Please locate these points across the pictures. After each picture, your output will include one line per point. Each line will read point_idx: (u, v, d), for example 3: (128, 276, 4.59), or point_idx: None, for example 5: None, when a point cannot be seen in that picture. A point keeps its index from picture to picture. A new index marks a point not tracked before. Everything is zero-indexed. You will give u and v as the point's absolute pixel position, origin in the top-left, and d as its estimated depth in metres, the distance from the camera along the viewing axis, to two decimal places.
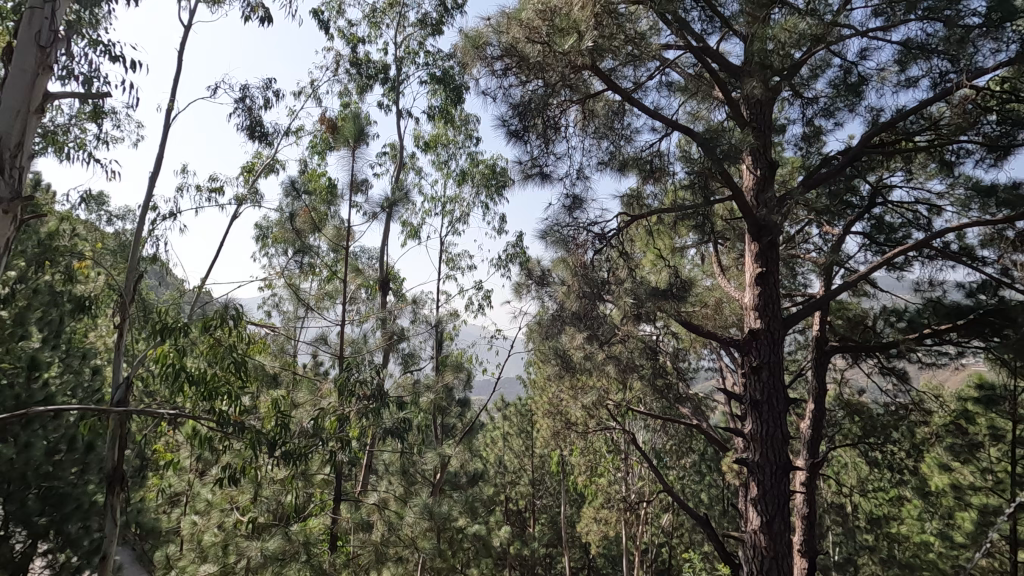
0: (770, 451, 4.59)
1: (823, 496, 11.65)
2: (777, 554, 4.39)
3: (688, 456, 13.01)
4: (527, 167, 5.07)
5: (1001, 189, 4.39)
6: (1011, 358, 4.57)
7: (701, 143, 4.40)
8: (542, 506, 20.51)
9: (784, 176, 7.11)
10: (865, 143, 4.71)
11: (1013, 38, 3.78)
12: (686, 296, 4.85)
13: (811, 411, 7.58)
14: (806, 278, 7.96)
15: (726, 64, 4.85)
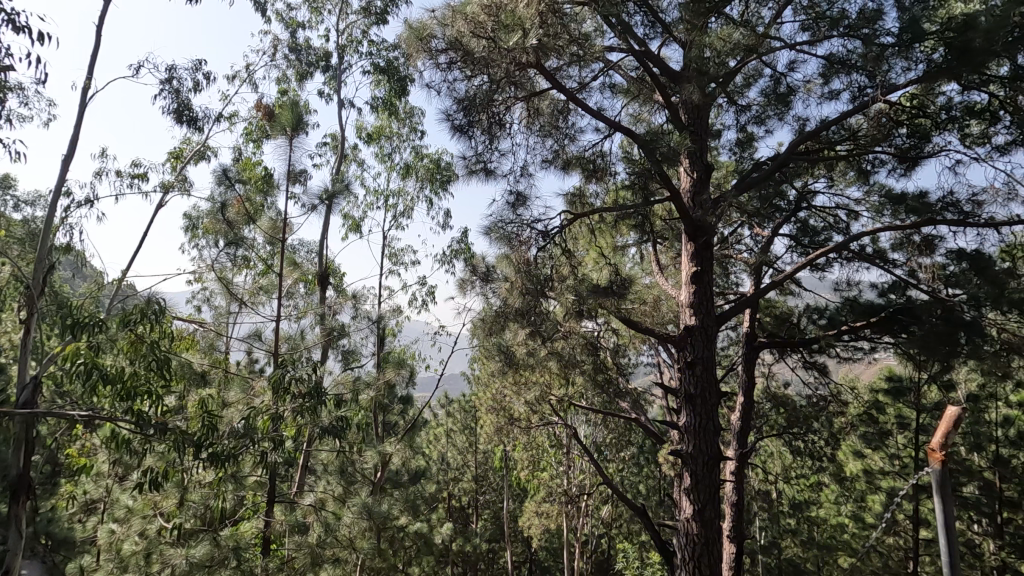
0: (703, 443, 4.80)
1: (752, 484, 12.29)
2: (707, 541, 4.61)
3: (628, 449, 13.39)
4: (471, 163, 5.06)
5: (910, 197, 4.70)
6: (916, 352, 4.97)
7: (641, 144, 4.53)
8: (485, 502, 20.55)
9: (719, 179, 7.43)
10: (792, 150, 4.99)
11: (920, 58, 4.11)
12: (626, 293, 4.98)
13: (741, 404, 7.96)
14: (738, 277, 8.37)
15: (667, 69, 4.98)
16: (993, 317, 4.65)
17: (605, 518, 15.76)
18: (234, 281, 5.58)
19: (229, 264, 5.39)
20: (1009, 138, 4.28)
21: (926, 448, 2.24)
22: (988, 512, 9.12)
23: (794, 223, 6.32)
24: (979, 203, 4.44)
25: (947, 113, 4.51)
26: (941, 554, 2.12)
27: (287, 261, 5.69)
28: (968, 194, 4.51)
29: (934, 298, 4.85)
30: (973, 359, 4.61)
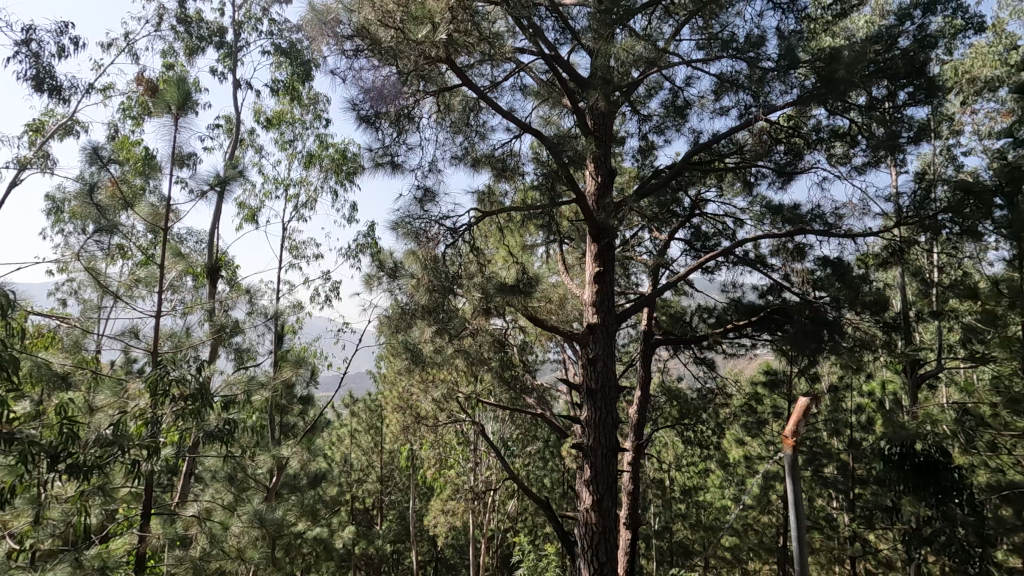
0: (602, 435, 5.02)
1: (647, 473, 13.01)
2: (605, 529, 4.83)
3: (534, 444, 13.66)
4: (379, 155, 4.92)
5: (786, 208, 5.23)
6: (789, 348, 5.52)
7: (548, 146, 4.64)
8: (390, 502, 20.08)
9: (622, 184, 7.78)
10: (687, 160, 5.36)
11: (795, 83, 4.54)
12: (532, 292, 5.07)
13: (639, 398, 8.38)
14: (638, 278, 8.85)
15: (575, 74, 5.14)
16: (849, 317, 5.27)
17: (511, 512, 16.00)
18: (106, 271, 5.00)
19: (100, 253, 4.84)
20: (865, 159, 4.87)
21: (782, 436, 2.50)
22: (842, 489, 10.33)
23: (688, 228, 6.79)
24: (841, 216, 5.01)
25: (817, 134, 5.04)
26: (794, 532, 2.35)
27: (169, 251, 5.20)
28: (832, 208, 5.07)
29: (803, 299, 5.42)
30: (833, 353, 5.21)
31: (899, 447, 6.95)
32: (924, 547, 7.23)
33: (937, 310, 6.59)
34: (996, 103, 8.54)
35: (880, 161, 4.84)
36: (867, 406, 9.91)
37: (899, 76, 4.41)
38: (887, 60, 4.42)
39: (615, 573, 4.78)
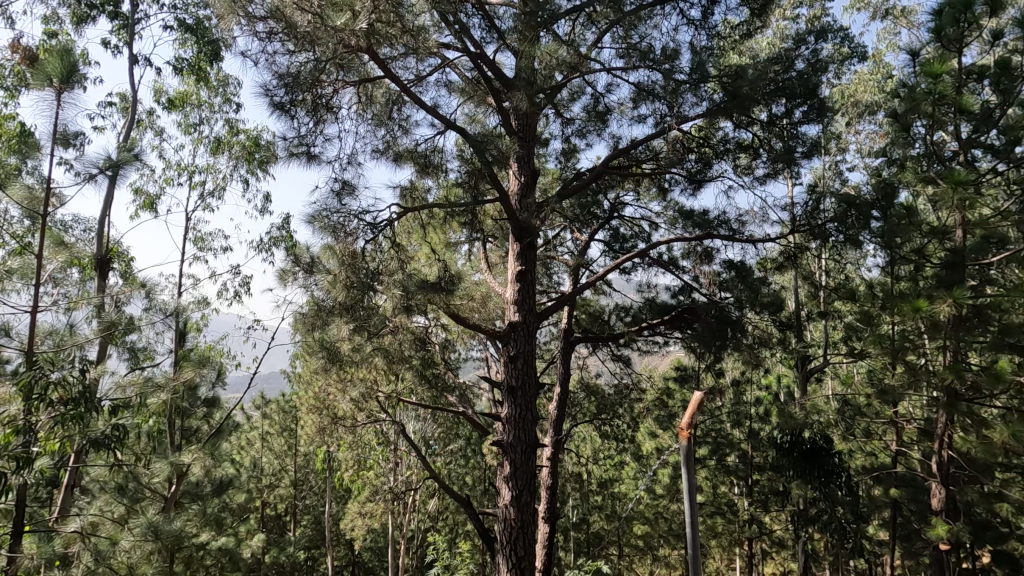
0: (521, 432, 5.09)
1: (566, 467, 13.35)
2: (522, 524, 4.91)
3: (456, 442, 13.59)
4: (293, 144, 4.70)
5: (696, 214, 5.55)
6: (698, 345, 5.86)
7: (472, 145, 4.63)
8: (304, 507, 19.23)
9: (545, 184, 7.93)
10: (606, 164, 5.55)
11: (706, 96, 4.81)
12: (454, 290, 5.04)
13: (559, 394, 8.56)
14: (559, 276, 9.07)
15: (500, 73, 5.17)
16: (749, 316, 5.71)
17: (432, 512, 15.85)
18: None
19: None
20: (766, 170, 5.26)
21: (679, 428, 2.58)
22: (742, 476, 11.12)
23: (607, 229, 7.05)
24: (744, 222, 5.39)
25: (724, 145, 5.39)
26: (689, 530, 2.33)
27: (49, 240, 4.67)
28: (736, 215, 5.45)
29: (710, 300, 5.77)
30: (733, 349, 5.63)
31: (791, 436, 7.38)
32: (811, 527, 7.94)
33: (824, 311, 7.24)
34: (875, 125, 9.53)
35: (779, 173, 5.25)
36: (765, 398, 10.74)
37: (796, 95, 4.81)
38: (785, 80, 4.80)
39: (532, 567, 4.87)
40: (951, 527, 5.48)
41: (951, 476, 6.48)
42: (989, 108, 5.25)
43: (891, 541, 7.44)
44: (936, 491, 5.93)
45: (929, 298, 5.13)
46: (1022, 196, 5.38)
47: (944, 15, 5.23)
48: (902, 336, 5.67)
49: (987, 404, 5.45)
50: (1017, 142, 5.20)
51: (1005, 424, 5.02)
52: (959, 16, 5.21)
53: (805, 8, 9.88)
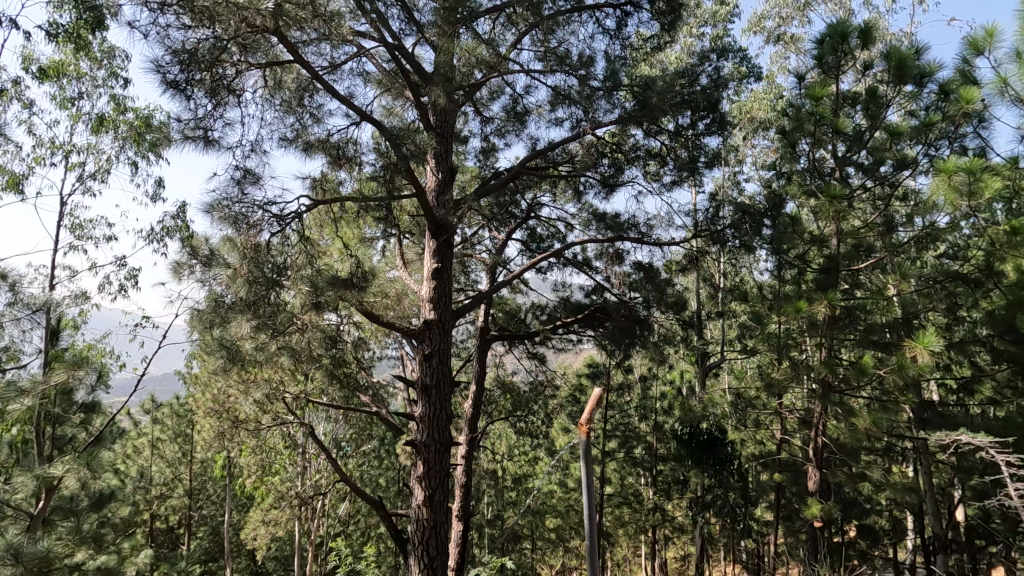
0: (435, 431, 5.03)
1: (482, 464, 13.39)
2: (436, 523, 4.86)
3: (369, 443, 13.22)
4: (189, 127, 4.33)
5: (608, 216, 5.76)
6: (608, 342, 6.10)
7: (387, 138, 4.53)
8: (200, 518, 17.88)
9: (464, 182, 7.90)
10: (523, 165, 5.64)
11: (618, 104, 5.00)
12: (366, 287, 4.93)
13: (474, 393, 8.51)
14: (476, 274, 9.09)
15: (419, 67, 5.07)
16: (656, 316, 5.99)
17: (342, 516, 15.29)
18: None
19: None
20: (673, 178, 5.55)
21: (576, 426, 1.82)
22: (648, 467, 11.71)
23: (524, 229, 7.17)
24: (652, 226, 5.67)
25: (635, 152, 5.64)
26: (589, 547, 1.78)
27: None
28: (645, 218, 5.71)
29: (621, 300, 6.02)
30: (643, 347, 5.94)
31: (691, 428, 7.87)
32: (708, 512, 8.51)
33: (722, 310, 7.78)
34: (768, 141, 10.37)
35: (684, 180, 5.56)
36: (669, 393, 11.38)
37: (699, 108, 5.12)
38: (691, 94, 5.11)
39: (445, 565, 4.85)
40: (823, 506, 6.09)
41: (825, 460, 7.19)
42: (860, 131, 5.92)
43: (775, 522, 8.13)
44: (812, 474, 6.47)
45: (809, 300, 5.67)
46: (884, 210, 6.10)
47: (825, 44, 5.80)
48: (786, 334, 6.24)
49: (854, 395, 6.11)
50: (881, 162, 5.89)
51: (868, 412, 5.65)
52: (838, 46, 5.80)
53: (710, 27, 10.54)
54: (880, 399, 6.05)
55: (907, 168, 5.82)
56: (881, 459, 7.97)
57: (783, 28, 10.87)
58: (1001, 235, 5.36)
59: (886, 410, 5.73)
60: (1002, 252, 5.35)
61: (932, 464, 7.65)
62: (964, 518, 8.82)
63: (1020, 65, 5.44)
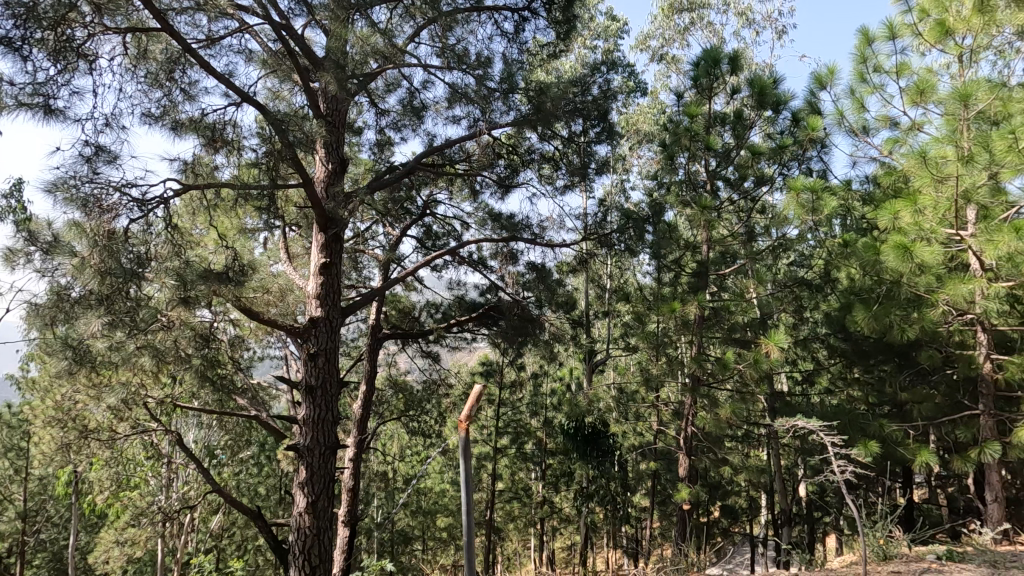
0: (320, 434, 4.78)
1: (372, 467, 12.98)
2: (318, 531, 4.63)
3: (247, 449, 12.26)
4: (26, 93, 3.72)
5: (503, 217, 5.86)
6: (502, 340, 6.33)
7: (270, 123, 4.24)
8: (36, 545, 15.49)
9: (357, 174, 7.60)
10: (418, 161, 5.57)
11: (514, 107, 5.07)
12: (244, 282, 4.55)
13: (363, 392, 8.05)
14: (369, 271, 8.79)
15: (308, 51, 4.79)
16: (547, 315, 6.20)
17: (214, 530, 14.08)
18: None
19: None
20: (565, 182, 5.73)
21: (456, 422, 1.82)
22: (537, 461, 12.04)
23: (420, 226, 7.07)
24: (544, 227, 5.82)
25: (530, 155, 5.77)
26: (466, 538, 1.80)
27: None
28: (538, 220, 5.86)
29: (514, 299, 6.14)
30: (533, 344, 6.23)
31: (578, 422, 8.19)
32: (592, 502, 8.92)
33: (608, 310, 8.20)
34: (652, 153, 11.12)
35: (575, 185, 5.78)
36: (558, 390, 11.79)
37: (590, 116, 5.33)
38: (582, 102, 5.31)
39: (328, 573, 4.63)
40: (691, 490, 6.64)
41: (695, 448, 7.85)
42: (728, 149, 6.55)
43: (651, 507, 8.72)
44: (682, 461, 7.02)
45: (682, 301, 6.17)
46: (747, 222, 6.78)
47: (700, 67, 6.35)
48: (662, 332, 6.74)
49: (719, 387, 6.74)
50: (744, 178, 6.56)
51: (730, 403, 6.26)
52: (712, 70, 6.37)
53: (602, 40, 11.08)
54: (740, 391, 6.73)
55: (765, 185, 6.55)
56: (741, 445, 8.86)
57: (666, 48, 11.72)
58: (837, 248, 6.20)
59: (744, 401, 6.40)
60: (838, 262, 6.19)
61: (781, 447, 8.64)
62: (805, 493, 10.08)
63: (853, 101, 6.36)
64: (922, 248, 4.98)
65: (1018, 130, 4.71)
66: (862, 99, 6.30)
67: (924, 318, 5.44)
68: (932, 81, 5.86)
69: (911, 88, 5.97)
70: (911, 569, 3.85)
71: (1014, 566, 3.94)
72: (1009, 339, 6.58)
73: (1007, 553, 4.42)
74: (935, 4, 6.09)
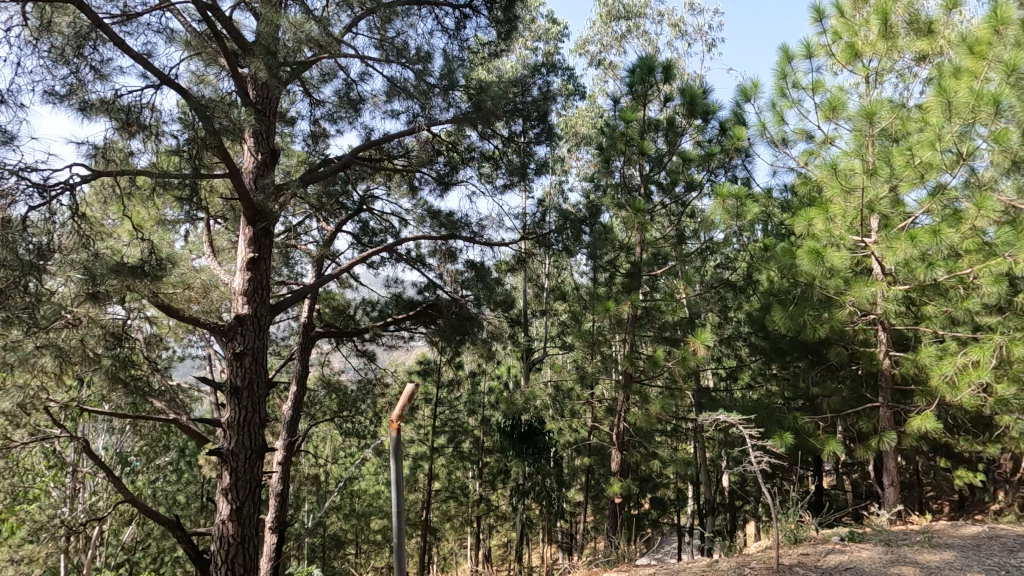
0: (246, 437, 4.55)
1: (302, 470, 12.50)
2: (243, 539, 4.42)
3: (164, 455, 11.48)
4: None
5: (442, 214, 5.82)
6: (440, 339, 6.26)
7: (192, 108, 4.00)
8: None
9: (289, 166, 7.31)
10: (355, 154, 5.41)
11: (454, 104, 5.03)
12: (162, 276, 4.23)
13: (293, 393, 7.72)
14: (302, 267, 8.46)
15: (236, 34, 4.56)
16: (486, 313, 6.19)
17: (126, 542, 13.13)
18: None
19: None
20: (504, 181, 5.76)
21: (387, 421, 1.80)
22: (474, 460, 12.02)
23: (356, 222, 6.87)
24: (483, 226, 5.80)
25: (470, 153, 5.78)
26: (396, 540, 1.77)
27: None
28: (477, 219, 5.84)
29: (452, 298, 6.08)
30: (472, 343, 6.19)
31: (515, 420, 8.23)
32: (529, 498, 8.99)
33: (546, 308, 8.31)
34: (589, 155, 11.38)
35: (515, 184, 5.82)
36: (495, 388, 11.83)
37: (530, 117, 5.37)
38: (522, 103, 5.34)
39: None
40: (623, 483, 6.85)
41: (627, 443, 8.10)
42: (660, 155, 6.80)
43: (585, 502, 8.91)
44: (615, 456, 7.22)
45: (617, 301, 6.35)
46: (678, 226, 7.06)
47: (635, 74, 6.56)
48: (597, 331, 6.91)
49: (650, 384, 6.99)
50: (675, 183, 6.84)
51: (659, 399, 6.50)
52: (647, 78, 6.60)
53: (543, 42, 11.21)
54: (670, 387, 7.00)
55: (695, 190, 6.84)
56: (670, 439, 9.23)
57: (604, 54, 12.02)
58: (758, 251, 6.58)
59: (672, 397, 6.67)
60: (759, 264, 6.57)
61: (706, 441, 9.07)
62: (728, 483, 10.63)
63: (775, 113, 6.77)
64: (832, 253, 5.39)
65: (914, 147, 5.20)
66: (782, 112, 6.71)
67: (834, 318, 5.88)
68: (843, 98, 6.34)
69: (825, 104, 6.42)
70: (818, 550, 4.16)
71: (905, 543, 4.35)
72: (905, 338, 7.23)
73: (900, 532, 4.86)
74: (846, 28, 6.58)
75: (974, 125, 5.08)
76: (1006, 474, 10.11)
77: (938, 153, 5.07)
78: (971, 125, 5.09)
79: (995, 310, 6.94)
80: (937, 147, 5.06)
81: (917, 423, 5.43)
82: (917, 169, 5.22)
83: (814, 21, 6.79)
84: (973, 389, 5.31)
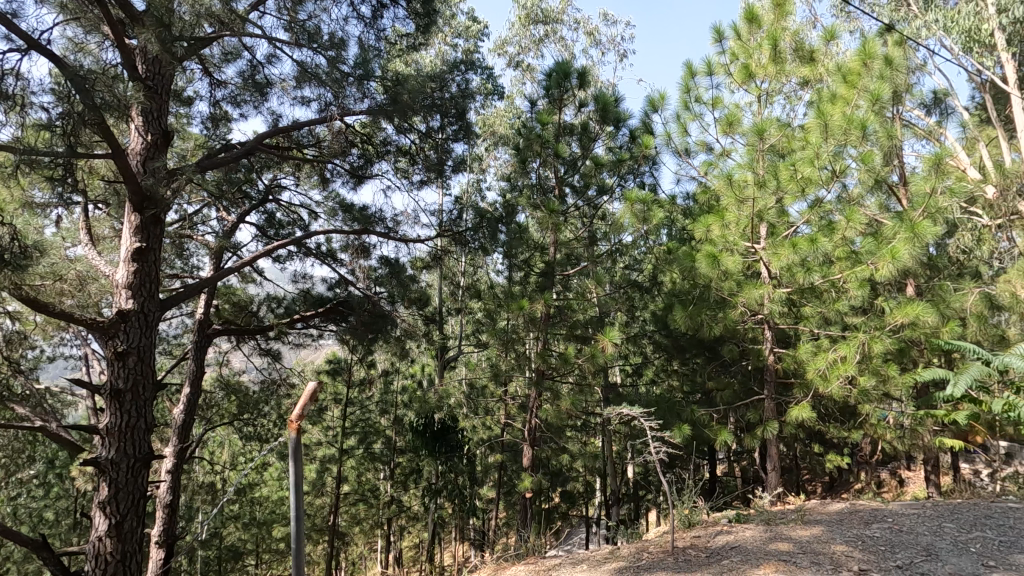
0: (128, 444, 4.14)
1: (196, 478, 11.57)
2: (124, 556, 4.02)
3: (27, 468, 10.17)
4: None
5: (355, 208, 5.65)
6: (350, 337, 6.05)
7: (67, 79, 3.55)
8: None
9: (184, 148, 6.74)
10: (259, 141, 5.08)
11: (370, 94, 4.87)
12: (28, 266, 3.74)
13: (185, 395, 7.12)
14: (198, 260, 7.86)
15: (123, 2, 4.12)
16: (400, 311, 6.06)
17: None
18: None
19: None
20: (421, 177, 5.69)
21: (287, 422, 1.74)
22: (385, 460, 11.73)
23: (262, 213, 6.52)
24: (398, 221, 5.67)
25: (385, 146, 5.60)
26: (293, 547, 1.69)
27: None
28: (392, 214, 5.70)
29: (364, 295, 5.90)
30: (384, 341, 6.04)
31: (428, 418, 8.12)
32: (441, 497, 8.91)
33: (461, 306, 8.29)
34: (506, 155, 11.49)
35: (431, 180, 5.77)
36: (408, 387, 11.62)
37: (448, 112, 5.30)
38: (440, 99, 5.25)
39: None
40: (533, 478, 6.97)
41: (538, 438, 8.26)
42: (575, 158, 7.00)
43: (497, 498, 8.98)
44: (527, 451, 7.33)
45: (531, 299, 6.45)
46: (590, 228, 7.30)
47: (552, 78, 6.72)
48: (511, 329, 6.98)
49: (561, 381, 7.18)
50: (588, 186, 7.07)
51: (569, 396, 6.70)
52: (563, 83, 6.78)
53: (462, 40, 11.17)
54: (580, 384, 7.23)
55: (606, 194, 7.12)
56: (579, 434, 9.53)
57: (522, 56, 12.18)
58: (663, 254, 6.96)
59: (582, 393, 6.90)
60: (663, 266, 6.95)
61: (614, 434, 9.46)
62: (632, 474, 11.17)
63: (679, 125, 7.20)
64: (727, 257, 5.83)
65: (797, 162, 5.75)
66: (686, 124, 7.16)
67: (727, 318, 6.35)
68: (738, 115, 6.87)
69: (723, 119, 6.92)
70: (709, 532, 4.48)
71: (783, 522, 4.80)
72: (787, 335, 7.96)
73: (779, 512, 5.34)
74: (743, 50, 7.12)
75: (846, 146, 5.68)
76: (867, 457, 11.44)
77: (817, 169, 5.64)
78: (844, 146, 5.68)
79: (860, 312, 7.82)
80: (816, 164, 5.63)
81: (796, 413, 6.00)
82: (799, 183, 5.76)
83: (715, 42, 7.30)
84: (841, 381, 5.95)
